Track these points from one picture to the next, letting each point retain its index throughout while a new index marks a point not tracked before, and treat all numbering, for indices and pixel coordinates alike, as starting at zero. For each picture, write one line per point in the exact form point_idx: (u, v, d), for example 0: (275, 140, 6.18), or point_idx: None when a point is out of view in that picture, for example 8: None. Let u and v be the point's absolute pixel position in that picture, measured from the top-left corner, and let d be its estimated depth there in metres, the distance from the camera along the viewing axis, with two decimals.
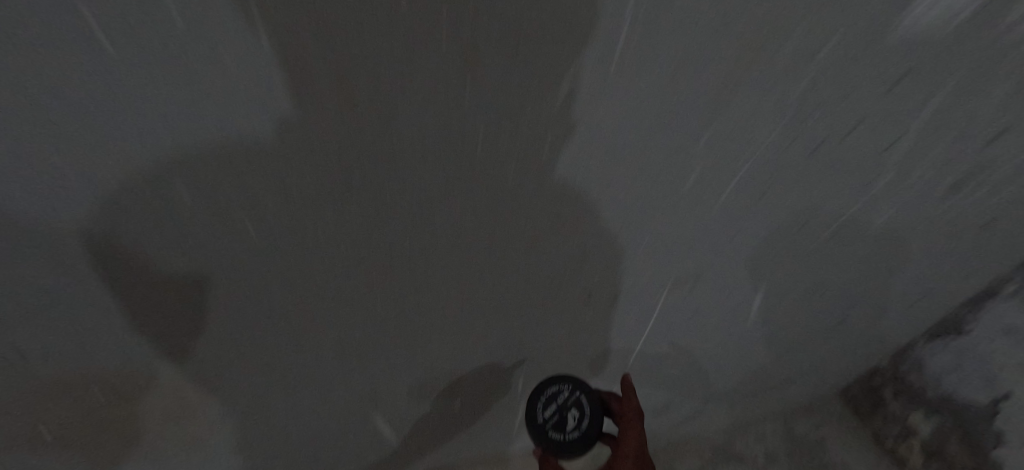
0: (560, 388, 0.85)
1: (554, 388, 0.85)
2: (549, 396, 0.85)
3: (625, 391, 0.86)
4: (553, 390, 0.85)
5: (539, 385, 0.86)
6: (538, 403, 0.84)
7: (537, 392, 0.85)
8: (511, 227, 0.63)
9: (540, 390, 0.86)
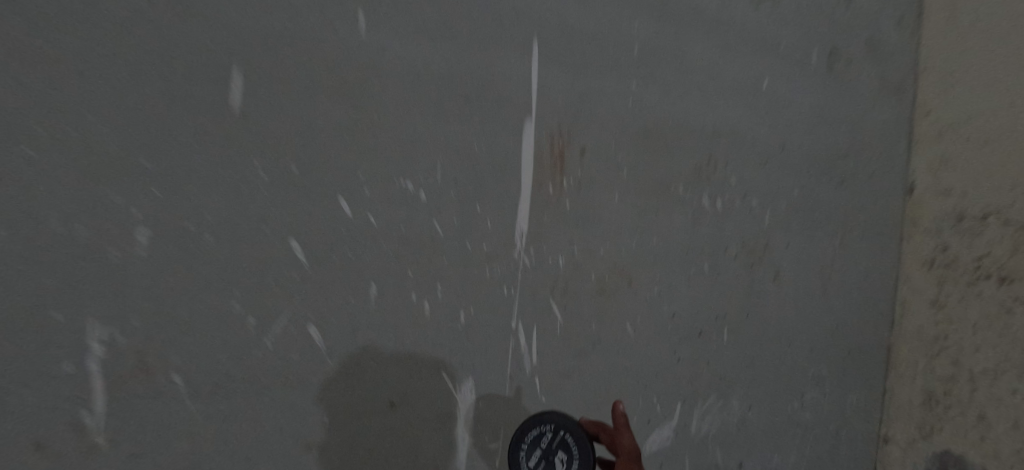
0: (545, 429, 0.65)
1: (537, 428, 0.65)
2: (530, 439, 0.66)
3: (620, 428, 0.62)
4: (535, 433, 0.65)
5: (519, 426, 0.66)
6: (520, 451, 0.66)
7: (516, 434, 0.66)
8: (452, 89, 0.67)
9: (520, 434, 0.66)
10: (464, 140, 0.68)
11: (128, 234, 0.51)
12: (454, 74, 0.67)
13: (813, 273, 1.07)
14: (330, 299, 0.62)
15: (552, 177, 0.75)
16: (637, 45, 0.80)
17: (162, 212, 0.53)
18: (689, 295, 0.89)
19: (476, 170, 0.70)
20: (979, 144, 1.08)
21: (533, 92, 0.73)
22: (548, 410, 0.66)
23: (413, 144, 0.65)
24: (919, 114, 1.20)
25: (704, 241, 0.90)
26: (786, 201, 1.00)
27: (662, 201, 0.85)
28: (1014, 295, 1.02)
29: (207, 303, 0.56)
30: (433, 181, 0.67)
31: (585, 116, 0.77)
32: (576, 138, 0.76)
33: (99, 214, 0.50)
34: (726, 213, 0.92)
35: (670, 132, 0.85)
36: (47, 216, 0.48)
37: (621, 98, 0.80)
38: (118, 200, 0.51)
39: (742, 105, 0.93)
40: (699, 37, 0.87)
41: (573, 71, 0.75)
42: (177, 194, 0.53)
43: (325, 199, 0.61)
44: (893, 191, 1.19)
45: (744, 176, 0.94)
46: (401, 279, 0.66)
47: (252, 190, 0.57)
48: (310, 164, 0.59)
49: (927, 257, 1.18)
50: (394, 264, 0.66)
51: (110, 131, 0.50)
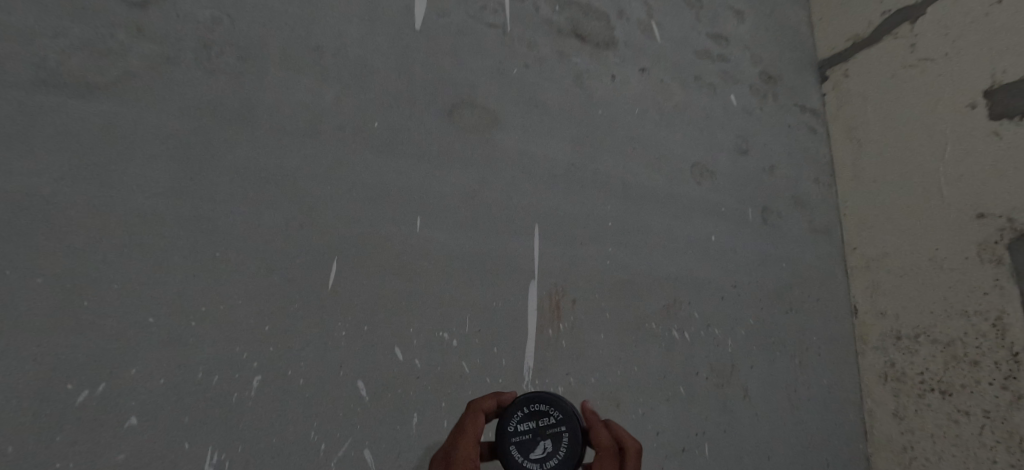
0: (549, 411, 0.71)
1: (545, 407, 0.72)
2: (533, 411, 0.72)
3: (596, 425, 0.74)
4: (540, 408, 0.72)
5: (530, 394, 0.72)
6: (514, 412, 0.71)
7: (523, 399, 0.72)
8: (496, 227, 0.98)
9: (527, 400, 0.72)
10: (484, 300, 0.92)
11: (249, 382, 0.73)
12: (477, 255, 0.94)
13: (782, 393, 1.22)
14: (390, 408, 0.81)
15: (551, 323, 0.97)
16: (608, 221, 1.10)
17: (273, 365, 0.75)
18: (673, 403, 1.06)
19: (494, 321, 0.92)
20: (900, 276, 1.31)
21: (534, 263, 0.99)
22: (561, 396, 0.73)
23: (449, 307, 0.89)
24: (849, 251, 1.44)
25: (677, 369, 1.09)
26: (744, 328, 1.21)
27: (639, 338, 1.06)
28: (957, 407, 1.19)
29: (292, 435, 0.74)
30: (462, 331, 0.89)
31: (574, 277, 1.02)
32: (567, 293, 1.00)
33: (232, 369, 0.73)
34: (693, 344, 1.13)
35: (640, 281, 1.10)
36: (201, 368, 0.71)
37: (600, 259, 1.06)
38: (246, 356, 0.74)
39: (697, 257, 1.19)
40: (656, 209, 1.16)
41: (563, 244, 1.03)
42: (286, 351, 0.76)
43: (384, 350, 0.83)
44: (843, 316, 1.39)
45: (705, 311, 1.16)
46: (438, 412, 0.84)
47: (336, 345, 0.80)
48: (378, 325, 0.83)
49: (881, 370, 1.34)
50: (431, 399, 0.84)
51: (253, 308, 0.76)
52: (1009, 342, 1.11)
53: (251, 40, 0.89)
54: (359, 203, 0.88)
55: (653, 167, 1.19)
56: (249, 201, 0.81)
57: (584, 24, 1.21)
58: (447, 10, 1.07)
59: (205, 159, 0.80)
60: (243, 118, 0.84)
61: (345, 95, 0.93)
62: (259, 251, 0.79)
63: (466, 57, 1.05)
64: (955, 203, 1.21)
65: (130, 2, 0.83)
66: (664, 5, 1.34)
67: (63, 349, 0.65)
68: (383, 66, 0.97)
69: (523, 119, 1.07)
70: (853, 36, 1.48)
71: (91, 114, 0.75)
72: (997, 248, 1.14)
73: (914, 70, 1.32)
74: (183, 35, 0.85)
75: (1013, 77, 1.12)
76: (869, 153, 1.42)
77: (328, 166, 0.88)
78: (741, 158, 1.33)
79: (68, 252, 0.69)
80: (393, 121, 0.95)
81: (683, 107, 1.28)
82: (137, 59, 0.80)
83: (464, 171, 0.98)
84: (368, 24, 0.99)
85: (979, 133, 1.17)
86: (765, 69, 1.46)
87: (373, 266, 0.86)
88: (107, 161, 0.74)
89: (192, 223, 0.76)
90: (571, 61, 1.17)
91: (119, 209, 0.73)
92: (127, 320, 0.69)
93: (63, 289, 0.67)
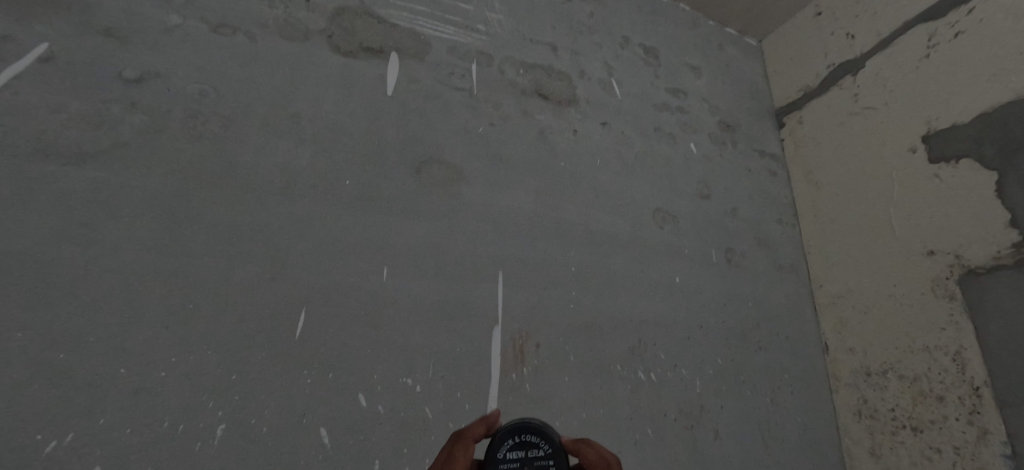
0: (539, 443, 0.70)
1: (535, 438, 0.71)
2: (522, 441, 0.70)
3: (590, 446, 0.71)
4: (530, 439, 0.70)
5: (519, 423, 0.71)
6: (504, 441, 0.70)
7: (512, 427, 0.71)
8: (461, 272, 1.04)
9: (516, 430, 0.71)
10: (447, 346, 0.97)
11: (212, 430, 0.77)
12: (442, 302, 0.99)
13: (759, 434, 1.21)
14: (354, 452, 0.84)
15: (514, 367, 1.00)
16: (571, 266, 1.15)
17: (237, 413, 0.79)
18: (645, 442, 1.07)
19: (457, 366, 0.96)
20: (863, 312, 1.35)
21: (497, 309, 1.04)
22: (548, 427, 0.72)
23: (413, 353, 0.93)
24: (815, 288, 1.49)
25: (643, 411, 1.09)
26: (711, 368, 1.22)
27: (603, 380, 1.08)
28: (929, 444, 1.18)
29: None
30: (425, 376, 0.93)
31: (537, 321, 1.06)
32: (531, 337, 1.04)
33: (198, 417, 0.77)
34: (659, 385, 1.14)
35: (604, 324, 1.13)
36: (167, 417, 0.75)
37: (564, 303, 1.11)
38: (211, 404, 0.78)
39: (662, 298, 1.23)
40: (619, 253, 1.22)
41: (527, 290, 1.08)
42: (250, 399, 0.80)
43: (347, 397, 0.86)
44: (814, 353, 1.41)
45: (671, 351, 1.18)
46: (398, 457, 0.86)
47: (300, 392, 0.83)
48: (342, 372, 0.87)
49: (854, 408, 1.34)
50: (391, 444, 0.86)
51: (222, 357, 0.81)
52: (970, 376, 1.14)
53: (235, 110, 0.97)
54: (329, 256, 0.94)
55: (615, 214, 1.26)
56: (223, 256, 0.86)
57: (547, 85, 1.33)
58: (417, 76, 1.17)
59: (184, 218, 0.86)
60: (223, 179, 0.91)
61: (318, 157, 1.00)
62: (230, 303, 0.84)
63: (434, 118, 1.15)
64: (907, 240, 1.28)
65: (124, 78, 0.91)
66: (622, 66, 1.48)
67: (38, 401, 0.70)
68: (356, 129, 1.06)
69: (488, 175, 1.15)
70: (804, 87, 1.66)
71: (81, 179, 0.82)
72: (948, 283, 1.19)
73: (860, 118, 1.45)
74: (170, 107, 0.93)
75: (945, 124, 1.24)
76: (826, 194, 1.51)
77: (300, 222, 0.94)
78: (702, 203, 1.41)
79: (49, 308, 0.74)
80: (363, 179, 1.02)
81: (643, 156, 1.38)
82: (127, 129, 0.88)
83: (430, 223, 1.05)
84: (343, 91, 1.08)
85: (922, 175, 1.27)
86: (722, 119, 1.58)
87: (340, 315, 0.91)
88: (92, 223, 0.81)
89: (167, 278, 0.82)
90: (535, 119, 1.27)
91: (99, 267, 0.79)
92: (99, 373, 0.74)
93: (41, 343, 0.72)
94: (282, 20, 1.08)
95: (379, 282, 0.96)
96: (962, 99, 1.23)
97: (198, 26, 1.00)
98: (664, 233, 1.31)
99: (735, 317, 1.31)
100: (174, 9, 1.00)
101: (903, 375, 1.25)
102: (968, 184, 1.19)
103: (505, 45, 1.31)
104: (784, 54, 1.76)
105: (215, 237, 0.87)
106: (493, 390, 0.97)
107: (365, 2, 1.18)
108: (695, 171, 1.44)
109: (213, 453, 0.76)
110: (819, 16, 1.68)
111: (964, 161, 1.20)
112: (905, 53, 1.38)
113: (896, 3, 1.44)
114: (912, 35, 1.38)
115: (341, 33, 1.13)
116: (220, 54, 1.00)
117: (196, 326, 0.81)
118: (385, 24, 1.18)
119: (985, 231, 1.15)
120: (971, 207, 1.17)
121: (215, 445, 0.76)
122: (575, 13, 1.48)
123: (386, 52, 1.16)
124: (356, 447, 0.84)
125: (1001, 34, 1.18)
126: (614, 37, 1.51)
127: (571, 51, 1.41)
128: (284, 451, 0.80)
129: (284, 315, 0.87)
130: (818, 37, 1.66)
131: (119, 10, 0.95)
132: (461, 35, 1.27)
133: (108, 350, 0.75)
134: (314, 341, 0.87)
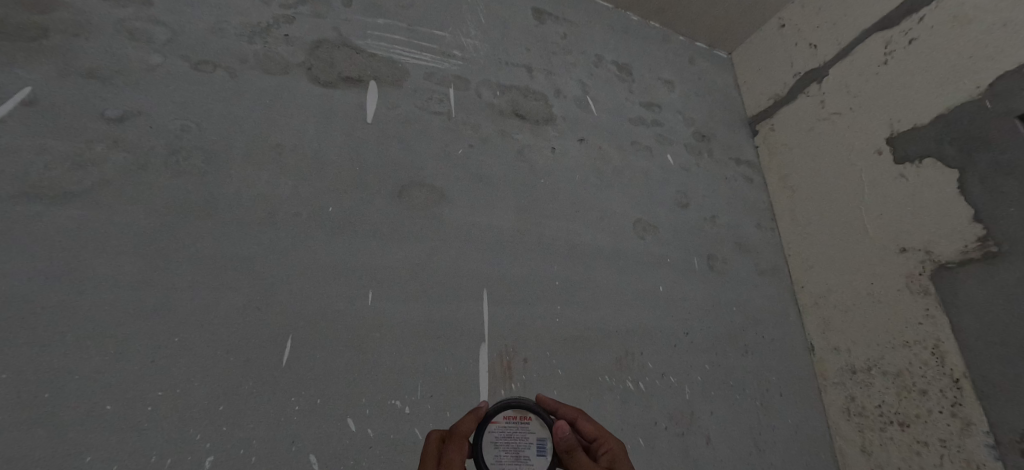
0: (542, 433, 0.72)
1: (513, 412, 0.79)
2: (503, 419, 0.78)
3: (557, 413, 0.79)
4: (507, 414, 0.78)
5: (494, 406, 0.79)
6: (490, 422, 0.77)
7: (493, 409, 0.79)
8: (447, 292, 1.05)
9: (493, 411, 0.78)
10: (435, 366, 0.98)
11: (201, 462, 0.77)
12: (429, 323, 1.01)
13: (749, 436, 1.22)
14: None
15: (503, 384, 1.01)
16: (556, 280, 1.18)
17: (226, 444, 0.79)
18: (637, 450, 1.08)
19: (445, 385, 0.97)
20: (845, 311, 1.38)
21: (483, 327, 1.05)
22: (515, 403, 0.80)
23: (402, 375, 0.94)
24: (798, 290, 1.52)
25: (634, 421, 1.10)
26: (700, 374, 1.23)
27: (592, 392, 1.09)
28: (916, 438, 1.19)
29: None
30: (414, 398, 0.94)
31: (524, 337, 1.08)
32: (517, 354, 1.05)
33: (185, 450, 0.77)
34: (648, 394, 1.15)
35: (591, 336, 1.15)
36: (155, 452, 0.75)
37: (549, 317, 1.12)
38: (199, 437, 0.78)
39: (647, 309, 1.25)
40: (602, 266, 1.25)
41: (512, 306, 1.10)
42: (238, 429, 0.81)
43: (338, 423, 0.87)
44: (800, 354, 1.43)
45: (658, 360, 1.20)
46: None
47: (289, 420, 0.84)
48: (331, 398, 0.88)
49: (843, 406, 1.35)
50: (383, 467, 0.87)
51: (210, 389, 0.81)
52: (949, 369, 1.16)
53: (216, 144, 0.99)
54: (315, 282, 0.95)
55: (597, 227, 1.29)
56: (209, 287, 0.88)
57: (524, 105, 1.37)
58: (396, 102, 1.20)
59: (169, 252, 0.87)
60: (207, 212, 0.93)
61: (301, 186, 1.02)
62: (216, 334, 0.85)
63: (415, 142, 1.18)
64: (881, 239, 1.32)
65: (107, 118, 0.93)
66: (597, 83, 1.53)
67: (22, 442, 0.70)
68: (338, 157, 1.08)
69: (469, 195, 1.17)
70: (773, 96, 1.72)
71: (65, 219, 0.84)
72: (922, 279, 1.23)
73: (827, 123, 1.50)
74: (153, 144, 0.95)
75: (907, 126, 1.30)
76: (802, 197, 1.55)
77: (284, 251, 0.95)
78: (681, 211, 1.44)
79: (33, 349, 0.75)
80: (345, 206, 1.04)
81: (621, 170, 1.42)
82: (111, 167, 0.90)
83: (413, 246, 1.06)
84: (324, 122, 1.11)
85: (889, 176, 1.32)
86: (697, 129, 1.64)
87: (327, 342, 0.91)
88: (76, 261, 0.82)
89: (153, 312, 0.83)
90: (514, 138, 1.30)
91: (85, 304, 0.79)
92: (84, 410, 0.74)
93: (26, 385, 0.73)
94: (261, 55, 1.11)
95: (365, 304, 0.97)
96: (921, 101, 1.28)
97: (179, 64, 1.03)
98: (645, 243, 1.34)
99: (720, 321, 1.33)
100: (156, 49, 1.02)
101: (887, 370, 1.27)
102: (931, 181, 1.23)
103: (481, 69, 1.36)
104: (753, 65, 1.83)
105: (201, 268, 0.88)
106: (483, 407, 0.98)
107: (342, 34, 1.21)
108: (672, 181, 1.48)
109: None
110: (783, 27, 1.75)
111: (927, 160, 1.25)
112: (864, 59, 1.44)
113: (853, 12, 1.51)
114: (870, 42, 1.44)
115: (319, 65, 1.16)
116: (202, 90, 1.02)
117: (183, 358, 0.82)
118: (363, 54, 1.21)
119: (952, 226, 1.19)
120: (938, 204, 1.22)
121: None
122: (548, 35, 1.53)
123: (365, 81, 1.19)
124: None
125: (951, 38, 1.24)
126: (588, 56, 1.56)
127: (546, 71, 1.46)
128: None
129: (270, 343, 0.88)
130: (784, 47, 1.72)
131: (102, 52, 0.98)
132: (437, 61, 1.30)
133: (95, 385, 0.76)
134: (301, 367, 0.88)
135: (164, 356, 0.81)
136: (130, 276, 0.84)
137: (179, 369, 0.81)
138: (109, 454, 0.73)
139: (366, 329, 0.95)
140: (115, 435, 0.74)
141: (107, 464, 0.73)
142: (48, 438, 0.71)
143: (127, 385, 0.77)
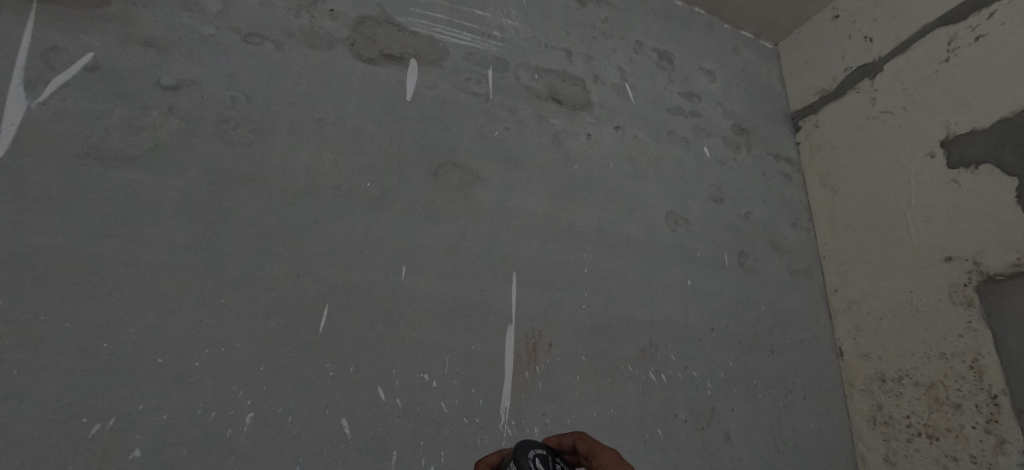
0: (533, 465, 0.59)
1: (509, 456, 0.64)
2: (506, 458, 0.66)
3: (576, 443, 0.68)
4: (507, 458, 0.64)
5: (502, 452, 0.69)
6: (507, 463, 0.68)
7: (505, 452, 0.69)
8: (476, 273, 1.07)
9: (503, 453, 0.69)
10: (462, 344, 1.00)
11: (242, 418, 0.81)
12: (457, 302, 1.03)
13: (769, 435, 1.22)
14: (370, 445, 0.87)
15: (527, 365, 1.03)
16: (584, 267, 1.18)
17: (266, 403, 0.83)
18: (656, 438, 1.08)
19: (471, 362, 0.99)
20: (879, 318, 1.34)
21: (511, 309, 1.07)
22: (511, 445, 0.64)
23: (429, 349, 0.97)
24: (830, 294, 1.48)
25: (654, 412, 1.11)
26: (723, 371, 1.22)
27: (613, 380, 1.10)
28: (945, 452, 1.17)
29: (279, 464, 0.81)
30: (442, 372, 0.96)
31: (550, 321, 1.09)
32: (543, 338, 1.07)
33: (227, 405, 0.81)
34: (670, 386, 1.15)
35: (616, 325, 1.15)
36: (200, 404, 0.80)
37: (575, 304, 1.13)
38: (241, 394, 0.83)
39: (674, 302, 1.24)
40: (630, 255, 1.24)
41: (540, 290, 1.11)
42: (275, 389, 0.85)
43: (368, 391, 0.90)
44: (828, 358, 1.40)
45: (682, 353, 1.19)
46: (415, 450, 0.90)
47: (324, 385, 0.88)
48: (363, 367, 0.91)
49: (869, 414, 1.33)
50: (408, 437, 0.90)
51: (251, 350, 0.85)
52: (987, 384, 1.12)
53: (263, 115, 1.02)
54: (351, 256, 0.98)
55: (628, 216, 1.29)
56: (252, 254, 0.91)
57: (561, 89, 1.36)
58: (435, 82, 1.21)
59: (216, 217, 0.91)
60: (251, 181, 0.96)
61: (341, 161, 1.05)
62: (257, 298, 0.89)
63: (452, 122, 1.18)
64: (924, 246, 1.28)
65: (162, 86, 0.97)
66: (636, 70, 1.50)
67: (83, 385, 0.75)
68: (377, 133, 1.10)
69: (502, 178, 1.18)
70: (820, 91, 1.66)
71: (122, 181, 0.88)
72: (967, 290, 1.18)
73: (877, 122, 1.45)
74: (204, 112, 0.98)
75: (965, 129, 1.24)
76: (843, 198, 1.50)
77: (323, 222, 0.98)
78: (714, 205, 1.42)
79: (93, 301, 0.80)
80: (383, 182, 1.06)
81: (656, 160, 1.40)
82: (166, 133, 0.94)
83: (445, 224, 1.08)
84: (365, 98, 1.12)
85: (940, 181, 1.27)
86: (737, 122, 1.60)
87: (360, 313, 0.95)
88: (133, 220, 0.86)
89: (201, 274, 0.87)
90: (550, 122, 1.30)
91: (140, 262, 0.84)
92: (138, 360, 0.79)
93: (88, 332, 0.78)
94: (307, 29, 1.13)
95: (395, 279, 1.00)
96: (982, 104, 1.22)
97: (230, 36, 1.06)
98: (676, 234, 1.33)
99: (746, 318, 1.31)
100: (208, 20, 1.05)
101: (919, 380, 1.24)
102: (987, 188, 1.18)
103: (520, 51, 1.35)
104: (801, 57, 1.76)
105: (244, 235, 0.92)
106: (507, 386, 1.00)
107: (385, 10, 1.22)
108: (707, 174, 1.45)
109: (241, 438, 0.80)
110: (837, 19, 1.67)
111: (983, 167, 1.19)
112: (923, 57, 1.38)
113: (916, 6, 1.44)
114: (931, 39, 1.37)
115: (363, 41, 1.17)
116: (250, 63, 1.05)
117: (227, 319, 0.86)
118: (405, 32, 1.22)
119: (1004, 237, 1.14)
120: (992, 213, 1.17)
121: (240, 432, 0.80)
122: (590, 19, 1.50)
123: (406, 59, 1.20)
124: (374, 438, 0.88)
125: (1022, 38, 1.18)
126: (628, 42, 1.53)
127: (585, 56, 1.44)
128: (304, 438, 0.84)
129: (305, 311, 0.91)
130: (836, 39, 1.65)
131: (159, 22, 1.01)
132: (478, 42, 1.30)
133: (149, 338, 0.81)
134: (332, 336, 0.91)
135: (210, 316, 0.85)
136: (181, 239, 0.88)
137: (222, 328, 0.85)
138: (160, 402, 0.78)
139: (396, 304, 0.98)
140: (165, 386, 0.79)
141: (159, 410, 0.77)
142: (104, 383, 0.76)
143: (176, 340, 0.82)
